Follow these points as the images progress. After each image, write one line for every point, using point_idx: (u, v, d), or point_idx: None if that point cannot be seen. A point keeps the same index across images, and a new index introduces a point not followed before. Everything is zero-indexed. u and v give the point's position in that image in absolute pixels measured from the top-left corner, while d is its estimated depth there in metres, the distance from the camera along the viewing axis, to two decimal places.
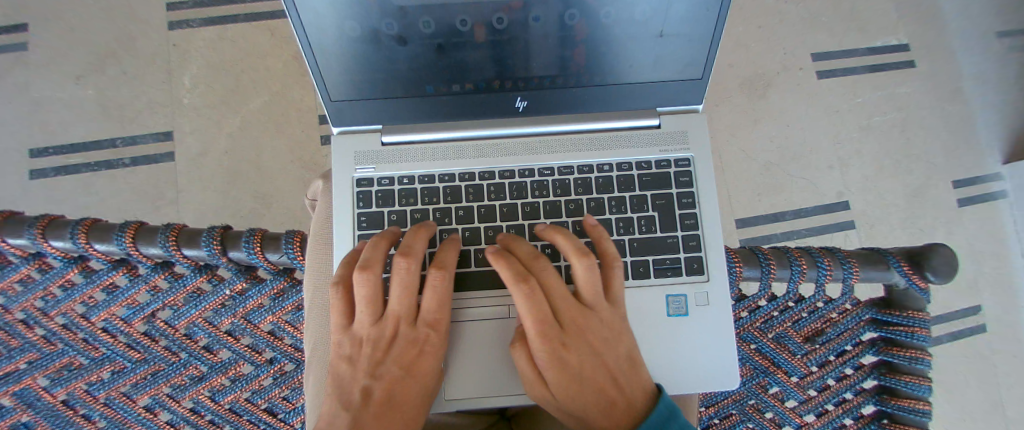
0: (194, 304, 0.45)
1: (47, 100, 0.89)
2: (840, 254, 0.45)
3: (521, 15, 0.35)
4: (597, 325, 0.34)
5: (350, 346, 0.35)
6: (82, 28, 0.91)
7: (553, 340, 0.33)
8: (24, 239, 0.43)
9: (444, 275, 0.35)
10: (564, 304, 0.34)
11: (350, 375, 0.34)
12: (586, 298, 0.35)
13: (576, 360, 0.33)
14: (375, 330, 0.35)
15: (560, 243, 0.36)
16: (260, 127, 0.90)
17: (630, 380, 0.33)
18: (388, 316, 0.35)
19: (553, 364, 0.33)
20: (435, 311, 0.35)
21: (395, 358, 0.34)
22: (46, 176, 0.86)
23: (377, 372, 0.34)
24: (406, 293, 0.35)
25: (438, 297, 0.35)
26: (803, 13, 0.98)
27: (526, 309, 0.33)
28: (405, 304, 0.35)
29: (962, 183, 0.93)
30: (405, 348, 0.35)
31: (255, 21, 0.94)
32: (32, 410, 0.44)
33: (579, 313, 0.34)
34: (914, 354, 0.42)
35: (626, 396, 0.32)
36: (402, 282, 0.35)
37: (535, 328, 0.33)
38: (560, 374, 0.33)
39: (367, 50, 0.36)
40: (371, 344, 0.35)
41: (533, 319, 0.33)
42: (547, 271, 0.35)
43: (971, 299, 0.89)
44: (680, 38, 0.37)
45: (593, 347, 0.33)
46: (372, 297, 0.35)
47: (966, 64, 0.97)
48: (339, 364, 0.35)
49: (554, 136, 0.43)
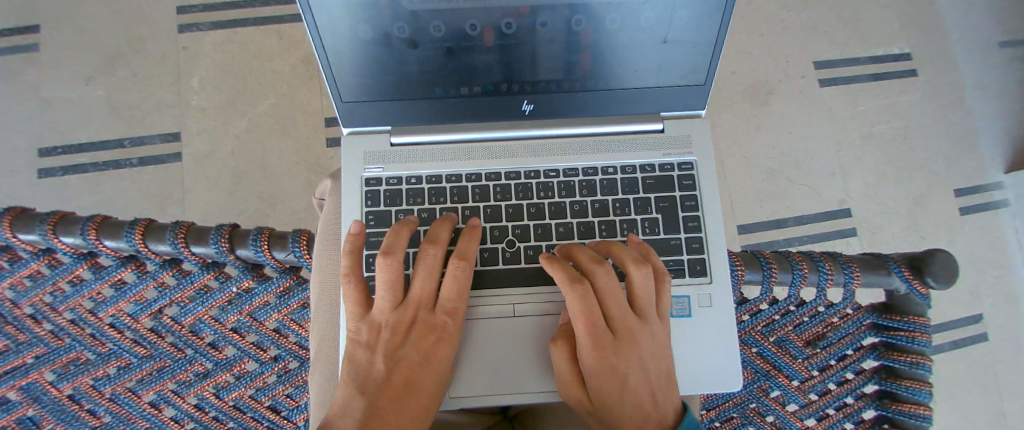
0: (201, 301, 0.46)
1: (57, 100, 0.90)
2: (840, 258, 0.45)
3: (529, 20, 0.35)
4: (646, 338, 0.34)
5: (368, 332, 0.36)
6: (93, 29, 0.93)
7: (603, 346, 0.34)
8: (35, 235, 0.44)
9: (464, 266, 0.37)
10: (618, 313, 0.35)
11: (367, 359, 0.35)
12: (640, 309, 0.35)
13: (622, 370, 0.33)
14: (395, 315, 0.36)
15: (617, 252, 0.37)
16: (267, 128, 0.91)
17: (666, 397, 0.33)
18: (410, 300, 0.37)
19: (598, 370, 0.34)
20: (453, 299, 0.37)
21: (413, 344, 0.36)
22: (53, 175, 0.87)
23: (395, 356, 0.35)
24: (431, 279, 0.37)
25: (458, 286, 0.37)
26: (806, 22, 0.99)
27: (582, 314, 0.34)
28: (427, 289, 0.37)
29: (964, 192, 0.93)
30: (423, 334, 0.36)
31: (264, 25, 0.95)
32: (38, 404, 0.44)
33: (632, 323, 0.35)
34: (915, 359, 0.43)
35: (661, 412, 0.32)
36: (427, 269, 0.36)
37: (586, 332, 0.34)
38: (603, 380, 0.33)
39: (380, 53, 0.37)
40: (391, 329, 0.36)
41: (586, 324, 0.34)
42: (607, 277, 0.35)
43: (972, 308, 0.89)
44: (683, 45, 0.38)
45: (640, 359, 0.34)
46: (393, 283, 0.36)
47: (968, 73, 0.98)
48: (357, 349, 0.36)
49: (560, 139, 0.43)
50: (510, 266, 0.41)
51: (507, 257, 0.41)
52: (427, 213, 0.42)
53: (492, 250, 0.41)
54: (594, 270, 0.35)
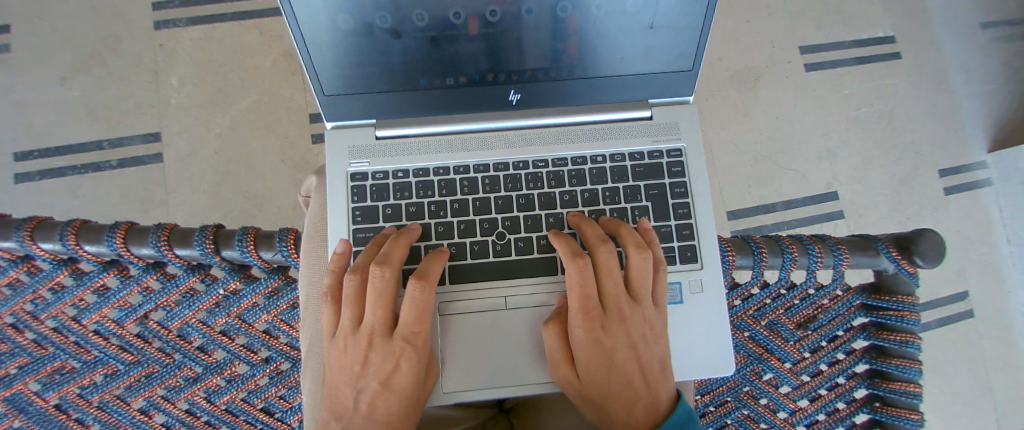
0: (187, 305, 0.45)
1: (30, 102, 0.87)
2: (830, 241, 0.45)
3: (514, 8, 0.35)
4: (639, 319, 0.34)
5: (335, 355, 0.35)
6: (65, 28, 0.90)
7: (593, 320, 0.33)
8: (12, 241, 0.42)
9: (422, 285, 0.35)
10: (613, 290, 0.35)
11: (337, 388, 0.35)
12: (635, 291, 0.35)
13: (611, 347, 0.33)
14: (354, 339, 0.35)
15: (623, 234, 0.37)
16: (251, 126, 0.90)
17: (657, 381, 0.33)
18: (363, 328, 0.35)
19: (587, 345, 0.33)
20: (415, 323, 0.35)
21: (374, 373, 0.34)
22: (30, 180, 0.85)
23: (358, 385, 0.34)
24: (382, 304, 0.35)
25: (411, 308, 0.34)
26: (791, 6, 0.99)
27: (576, 287, 0.34)
28: (380, 314, 0.35)
29: (948, 172, 0.94)
30: (382, 362, 0.34)
31: (244, 20, 0.93)
32: (24, 415, 0.43)
33: (625, 303, 0.34)
34: (904, 337, 0.43)
35: (648, 393, 0.32)
36: (377, 291, 0.35)
37: (578, 304, 0.34)
38: (591, 356, 0.33)
39: (360, 44, 0.36)
40: (351, 355, 0.35)
41: (579, 297, 0.34)
42: (607, 255, 0.35)
43: (958, 286, 0.91)
44: (669, 29, 0.37)
45: (629, 339, 0.34)
46: (355, 302, 0.35)
47: (951, 54, 0.98)
48: (330, 371, 0.36)
49: (547, 128, 0.43)
50: (500, 258, 0.40)
51: (498, 249, 0.41)
52: (414, 208, 0.41)
53: (481, 243, 0.41)
54: (599, 247, 0.36)
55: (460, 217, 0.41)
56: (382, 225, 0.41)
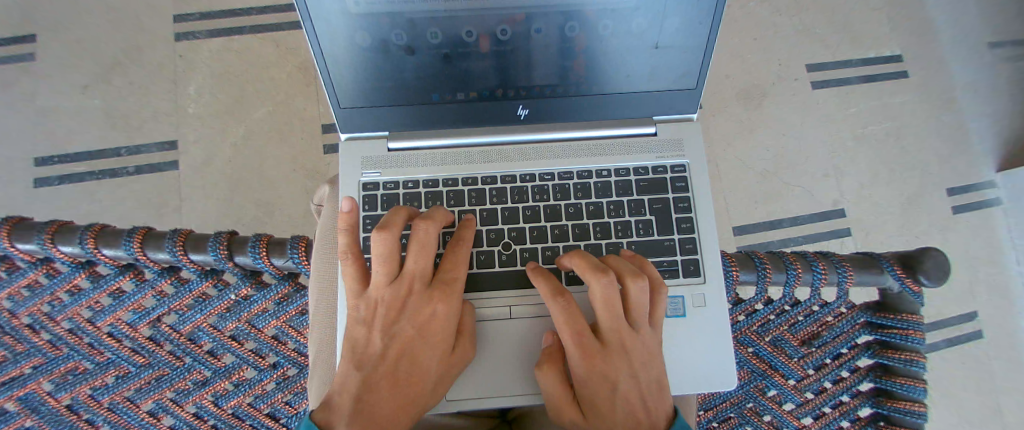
0: (199, 309, 0.46)
1: (53, 109, 0.90)
2: (834, 258, 0.46)
3: (524, 27, 0.36)
4: (638, 345, 0.35)
5: (364, 309, 0.36)
6: (90, 39, 0.93)
7: (592, 355, 0.34)
8: (33, 244, 0.44)
9: (460, 247, 0.38)
10: (611, 323, 0.35)
11: (365, 336, 0.35)
12: (633, 318, 0.35)
13: (612, 377, 0.34)
14: (389, 290, 0.36)
15: (614, 264, 0.37)
16: (264, 135, 0.92)
17: (657, 403, 0.34)
18: (404, 275, 0.36)
19: (588, 376, 0.34)
20: (451, 269, 0.37)
21: (409, 319, 0.36)
22: (49, 185, 0.87)
23: (391, 331, 0.35)
24: (425, 253, 0.36)
25: (452, 257, 0.38)
26: (797, 25, 1.01)
27: (567, 324, 0.34)
28: (422, 263, 0.36)
29: (956, 191, 0.94)
30: (418, 308, 0.36)
31: (262, 33, 0.96)
32: (36, 414, 0.44)
33: (625, 332, 0.35)
34: (909, 356, 0.43)
35: (653, 420, 0.33)
36: (421, 243, 0.36)
37: (573, 342, 0.34)
38: (591, 386, 0.34)
39: (376, 60, 0.37)
40: (386, 304, 0.36)
41: (572, 334, 0.34)
42: (606, 288, 0.34)
43: (967, 306, 0.90)
44: (675, 50, 0.38)
45: (630, 367, 0.34)
46: (388, 258, 0.35)
47: (959, 73, 0.99)
48: (357, 322, 0.36)
49: (555, 143, 0.44)
50: (506, 268, 0.41)
51: (504, 259, 0.41)
52: None
53: (488, 253, 0.41)
54: (594, 277, 0.34)
55: None
56: None
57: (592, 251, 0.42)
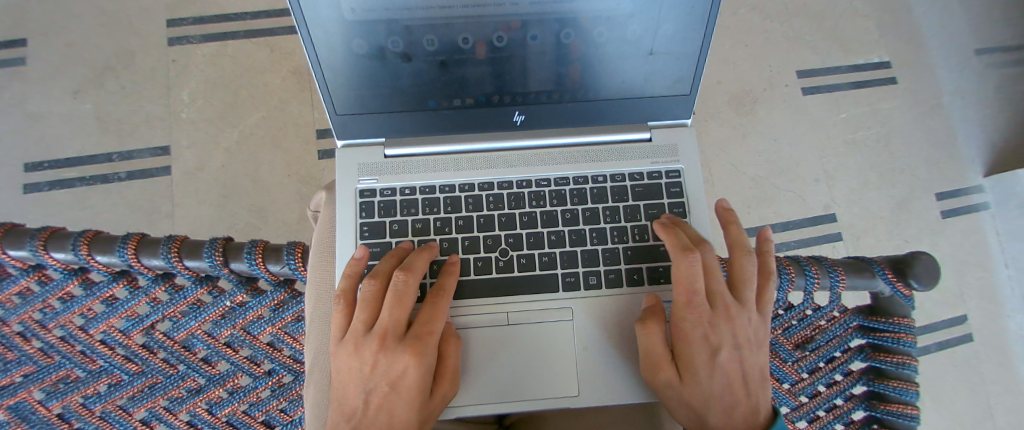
0: (193, 316, 0.45)
1: (44, 114, 0.89)
2: (827, 263, 0.46)
3: (520, 34, 0.36)
4: (744, 319, 0.37)
5: (344, 359, 0.36)
6: (81, 43, 0.92)
7: (705, 318, 0.35)
8: (25, 250, 0.43)
9: (442, 299, 0.37)
10: (721, 288, 0.37)
11: (350, 390, 0.35)
12: (741, 292, 0.37)
13: (717, 345, 0.35)
14: (365, 341, 0.36)
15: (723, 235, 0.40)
16: (259, 141, 0.91)
17: (756, 389, 0.36)
18: (376, 330, 0.36)
19: (695, 341, 0.35)
20: (427, 322, 0.36)
21: (383, 374, 0.35)
22: (39, 190, 0.86)
23: (370, 384, 0.35)
24: (400, 306, 0.36)
25: (428, 309, 0.37)
26: (788, 32, 1.02)
27: (688, 284, 0.36)
28: (397, 317, 0.36)
29: (945, 195, 0.96)
30: (391, 366, 0.35)
31: (255, 38, 0.95)
32: (27, 424, 0.43)
33: (730, 300, 0.37)
34: (901, 359, 0.44)
35: (746, 393, 0.35)
36: (395, 294, 0.37)
37: (686, 299, 0.36)
38: (697, 354, 0.35)
39: (374, 67, 0.37)
40: (365, 351, 0.35)
41: (686, 291, 0.36)
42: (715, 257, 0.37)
43: (957, 308, 0.91)
44: (669, 56, 0.39)
45: (734, 338, 0.36)
46: (370, 305, 0.37)
47: (946, 79, 1.01)
48: (338, 373, 0.36)
49: (551, 150, 0.44)
50: (503, 274, 0.41)
51: (501, 265, 0.41)
52: (420, 224, 0.42)
53: (485, 259, 0.41)
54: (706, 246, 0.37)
55: (464, 233, 0.42)
56: (389, 241, 0.42)
57: (589, 257, 0.42)
